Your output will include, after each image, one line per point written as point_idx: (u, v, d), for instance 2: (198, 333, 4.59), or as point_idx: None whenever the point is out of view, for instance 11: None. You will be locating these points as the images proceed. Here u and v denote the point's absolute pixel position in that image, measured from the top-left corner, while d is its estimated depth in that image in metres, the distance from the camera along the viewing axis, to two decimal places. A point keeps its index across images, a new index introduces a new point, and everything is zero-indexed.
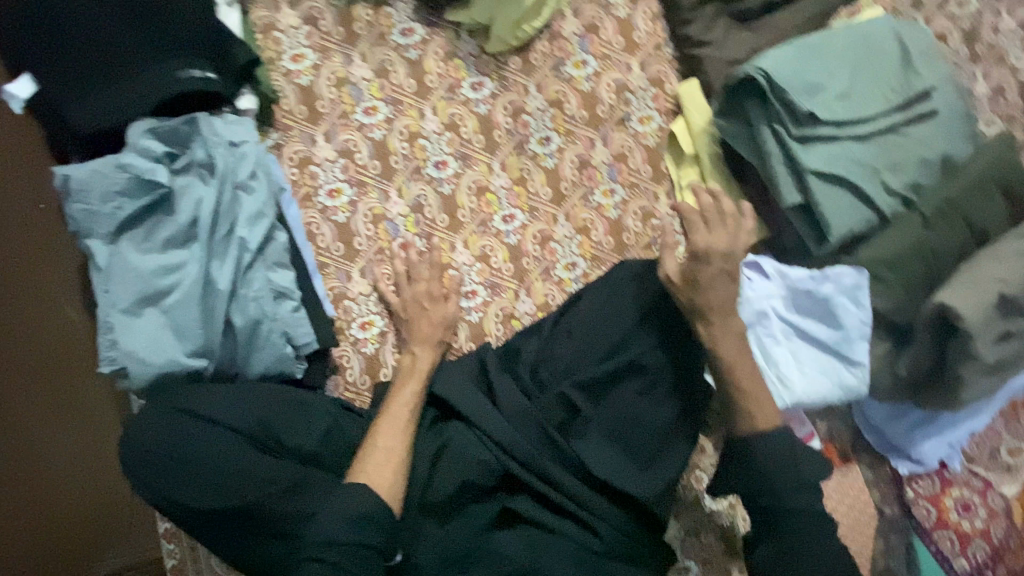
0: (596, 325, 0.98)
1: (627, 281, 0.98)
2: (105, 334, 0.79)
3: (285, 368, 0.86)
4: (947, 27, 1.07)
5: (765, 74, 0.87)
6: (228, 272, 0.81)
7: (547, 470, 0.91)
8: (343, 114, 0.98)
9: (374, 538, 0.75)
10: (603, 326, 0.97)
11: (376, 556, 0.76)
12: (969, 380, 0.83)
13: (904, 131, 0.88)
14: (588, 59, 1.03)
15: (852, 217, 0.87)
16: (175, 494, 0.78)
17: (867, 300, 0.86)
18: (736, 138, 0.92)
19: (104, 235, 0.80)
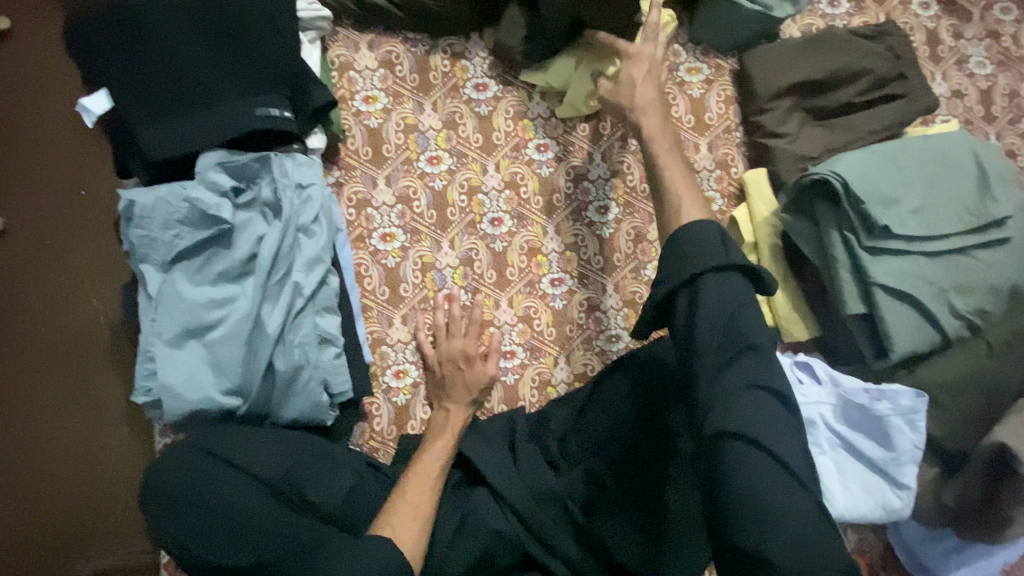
0: (624, 400, 0.89)
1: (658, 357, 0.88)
2: (146, 362, 0.78)
3: (318, 416, 0.84)
4: (1021, 146, 1.06)
5: (840, 180, 0.86)
6: (279, 315, 0.80)
7: (566, 553, 0.87)
8: (407, 160, 0.98)
9: None
10: (630, 401, 0.88)
11: None
12: (1021, 524, 0.80)
13: (974, 255, 0.86)
14: None
15: (915, 335, 0.84)
16: (190, 542, 0.74)
17: (922, 426, 0.83)
18: (802, 237, 0.91)
19: (158, 263, 0.79)
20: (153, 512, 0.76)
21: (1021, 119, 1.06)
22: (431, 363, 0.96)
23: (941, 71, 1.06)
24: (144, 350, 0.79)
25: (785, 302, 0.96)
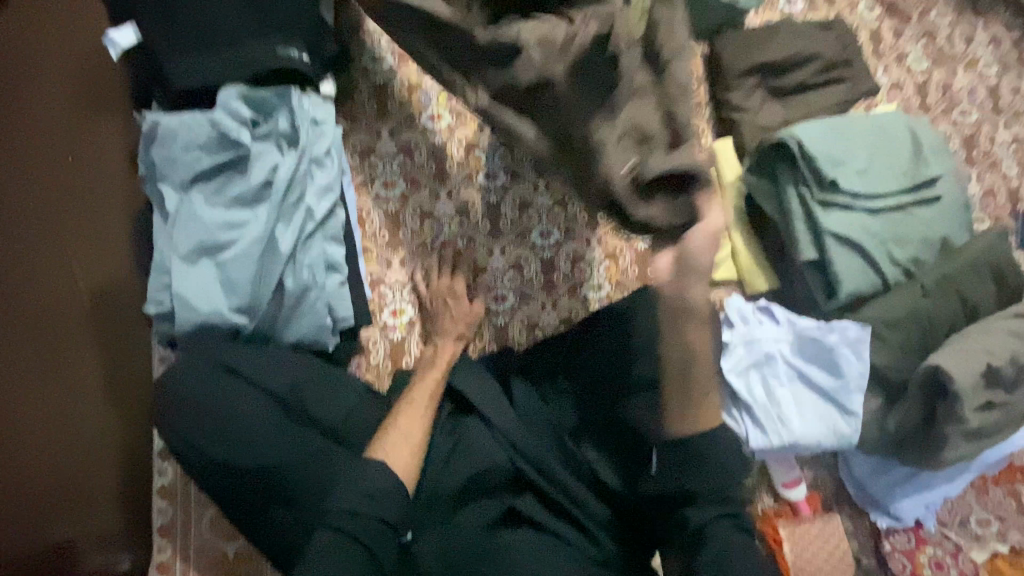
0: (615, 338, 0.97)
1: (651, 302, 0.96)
2: (161, 275, 0.83)
3: (321, 339, 0.89)
4: (952, 131, 1.22)
5: (797, 142, 0.98)
6: (291, 236, 0.85)
7: (556, 476, 0.89)
8: (410, 116, 1.06)
9: (389, 513, 0.74)
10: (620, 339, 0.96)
11: (389, 533, 0.74)
12: (952, 442, 0.90)
13: (910, 212, 0.99)
14: None
15: (859, 278, 0.97)
16: (198, 442, 0.79)
17: (866, 354, 0.95)
18: (764, 194, 1.03)
19: (177, 184, 0.84)
20: (165, 418, 0.81)
21: (952, 108, 1.23)
22: (426, 302, 1.02)
23: (883, 65, 1.22)
24: (159, 265, 0.83)
25: (748, 256, 1.07)
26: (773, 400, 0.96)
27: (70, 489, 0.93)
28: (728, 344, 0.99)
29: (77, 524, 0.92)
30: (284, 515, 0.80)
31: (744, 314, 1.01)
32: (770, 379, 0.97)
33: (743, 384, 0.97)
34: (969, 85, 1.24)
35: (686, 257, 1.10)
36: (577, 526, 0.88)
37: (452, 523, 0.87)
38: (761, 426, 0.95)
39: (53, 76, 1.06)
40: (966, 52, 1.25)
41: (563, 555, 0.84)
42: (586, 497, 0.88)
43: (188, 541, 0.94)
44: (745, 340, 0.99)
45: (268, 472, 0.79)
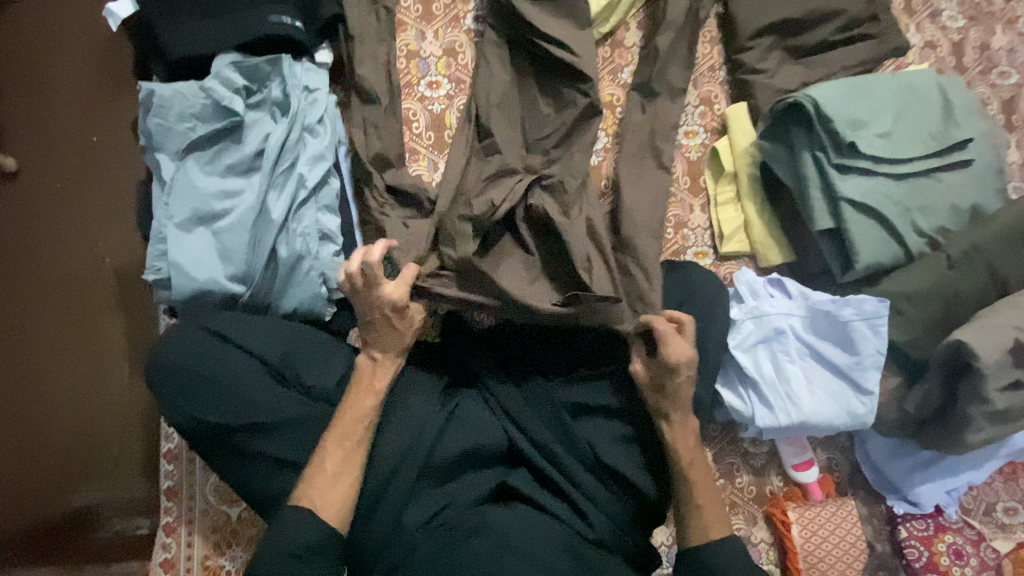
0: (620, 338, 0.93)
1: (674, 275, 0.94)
2: (158, 244, 0.84)
3: (317, 308, 0.89)
4: (989, 94, 1.12)
5: (813, 102, 0.93)
6: (283, 204, 0.85)
7: (552, 451, 0.86)
8: (408, 84, 1.01)
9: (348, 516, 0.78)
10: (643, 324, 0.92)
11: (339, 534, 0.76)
12: (975, 423, 0.85)
13: (936, 177, 0.93)
14: None
15: (878, 247, 0.91)
16: (192, 407, 0.80)
17: (884, 330, 0.90)
18: (778, 160, 0.97)
19: (173, 153, 0.86)
20: (159, 384, 0.81)
21: (990, 69, 1.13)
22: None
23: (915, 23, 1.13)
24: (157, 233, 0.84)
25: (761, 228, 1.01)
26: (781, 378, 0.92)
27: (97, 440, 1.18)
28: (735, 320, 0.94)
29: (103, 487, 1.16)
30: (276, 480, 0.81)
31: (752, 287, 0.96)
32: (779, 355, 0.93)
33: (749, 361, 0.92)
34: (1009, 44, 1.14)
35: (696, 229, 1.03)
36: (569, 504, 0.85)
37: (443, 493, 0.84)
38: (768, 406, 0.91)
39: (118, 97, 1.27)
40: (1006, 10, 1.15)
41: (551, 534, 0.80)
42: (582, 475, 0.85)
43: (194, 504, 0.97)
44: (754, 315, 0.94)
45: (260, 438, 0.80)
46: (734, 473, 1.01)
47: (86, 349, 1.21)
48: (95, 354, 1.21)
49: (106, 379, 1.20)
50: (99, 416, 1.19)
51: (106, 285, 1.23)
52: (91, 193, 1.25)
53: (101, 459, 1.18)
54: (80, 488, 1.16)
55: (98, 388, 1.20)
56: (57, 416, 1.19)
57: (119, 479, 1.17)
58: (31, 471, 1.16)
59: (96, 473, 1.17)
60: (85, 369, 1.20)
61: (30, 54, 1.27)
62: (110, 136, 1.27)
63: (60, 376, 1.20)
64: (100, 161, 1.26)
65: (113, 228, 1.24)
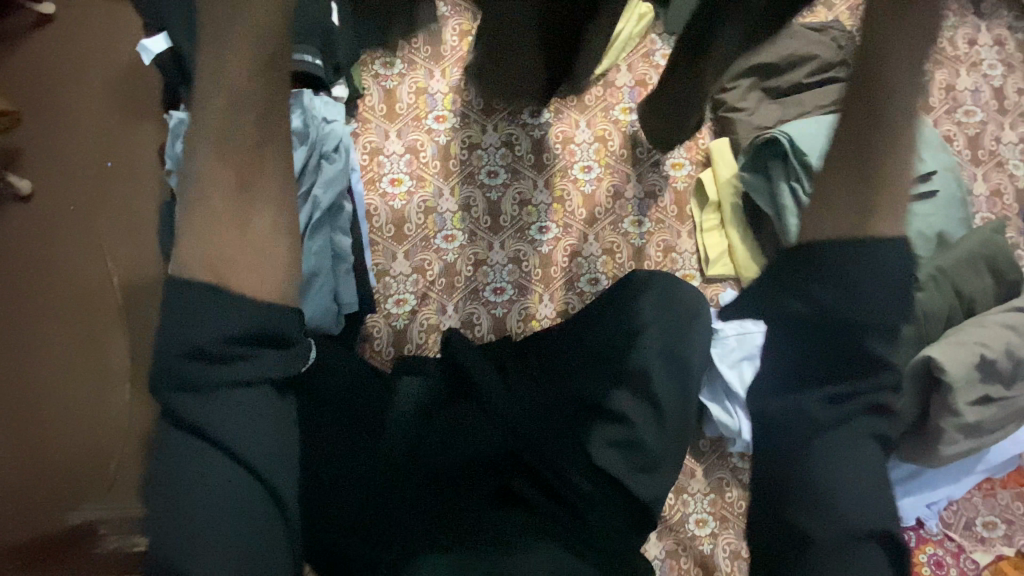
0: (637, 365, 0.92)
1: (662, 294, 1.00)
2: None
3: (327, 323, 0.96)
4: (955, 131, 1.22)
5: (788, 138, 1.01)
6: (299, 224, 0.92)
7: (545, 453, 0.87)
8: (416, 117, 1.12)
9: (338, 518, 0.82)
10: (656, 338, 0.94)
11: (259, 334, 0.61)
12: (948, 434, 0.90)
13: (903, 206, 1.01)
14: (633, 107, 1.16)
15: None
16: None
17: None
18: (758, 190, 1.05)
19: None
20: None
21: (955, 109, 1.23)
22: (431, 292, 1.08)
23: None
24: None
25: (743, 252, 1.08)
26: None
27: (99, 456, 1.21)
28: (720, 338, 1.01)
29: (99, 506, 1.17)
30: None
31: (736, 306, 1.04)
32: None
33: (734, 377, 0.98)
34: (973, 85, 1.25)
35: (683, 254, 1.11)
36: (569, 510, 0.85)
37: (441, 498, 0.85)
38: (753, 419, 0.97)
39: (142, 123, 1.35)
40: (969, 55, 1.26)
41: (546, 536, 0.80)
42: (579, 478, 0.85)
43: None
44: (737, 333, 1.01)
45: None
46: (724, 487, 1.06)
47: (91, 369, 1.25)
48: (100, 373, 1.25)
49: (108, 396, 1.23)
50: (106, 432, 1.22)
51: (113, 304, 1.28)
52: (108, 213, 1.32)
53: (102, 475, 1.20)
54: (80, 506, 1.18)
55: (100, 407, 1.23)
56: (67, 430, 1.22)
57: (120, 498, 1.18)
58: (33, 488, 1.18)
59: (93, 493, 1.19)
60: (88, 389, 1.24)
61: (64, 87, 1.37)
62: (129, 161, 1.34)
63: (68, 396, 1.23)
64: (118, 183, 1.33)
65: (130, 246, 1.30)
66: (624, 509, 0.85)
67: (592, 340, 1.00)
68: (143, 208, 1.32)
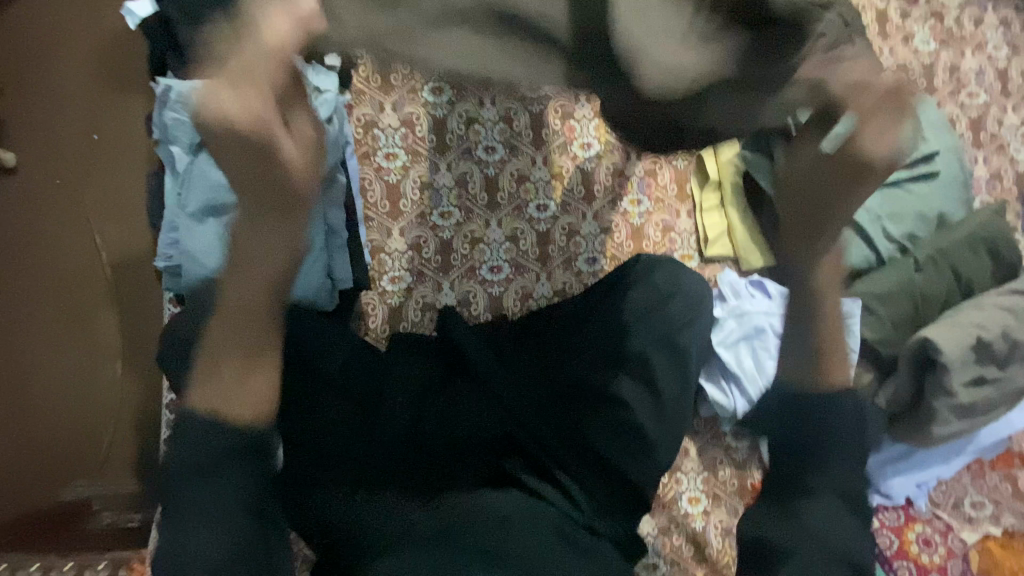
0: (640, 352, 0.93)
1: (664, 280, 0.97)
2: (170, 232, 0.88)
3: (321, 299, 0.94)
4: (958, 112, 1.21)
5: None
6: None
7: (541, 435, 0.90)
8: (412, 90, 1.09)
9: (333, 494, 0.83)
10: (658, 325, 0.95)
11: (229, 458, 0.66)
12: (941, 415, 0.90)
13: (905, 187, 1.00)
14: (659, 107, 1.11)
15: (852, 251, 0.97)
16: None
17: (860, 330, 0.93)
18: (760, 169, 1.04)
19: (186, 145, 0.90)
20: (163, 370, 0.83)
21: (959, 90, 1.21)
22: (427, 270, 1.06)
23: (888, 46, 1.21)
24: (169, 222, 0.89)
25: (743, 232, 1.08)
26: (761, 375, 0.98)
27: (88, 436, 1.20)
28: (718, 318, 1.01)
29: (93, 483, 1.17)
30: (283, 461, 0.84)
31: (734, 286, 1.03)
32: (759, 351, 0.98)
33: (731, 357, 0.99)
34: (977, 67, 1.23)
35: (682, 233, 1.10)
36: (561, 489, 0.88)
37: (439, 479, 0.87)
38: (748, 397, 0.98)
39: (128, 92, 1.31)
40: (975, 34, 1.24)
41: (541, 514, 0.84)
42: (573, 461, 0.89)
43: None
44: (736, 314, 1.00)
45: None
46: (717, 466, 1.07)
47: (78, 345, 1.23)
48: (88, 350, 1.23)
49: (97, 373, 1.22)
50: (96, 409, 1.21)
51: (101, 278, 1.26)
52: (95, 187, 1.28)
53: (92, 454, 1.19)
54: (70, 484, 1.17)
55: (87, 386, 1.21)
56: (55, 405, 1.20)
57: (115, 475, 1.17)
58: (23, 467, 1.17)
59: (83, 472, 1.18)
60: (76, 365, 1.22)
61: (44, 53, 1.32)
62: (116, 135, 1.30)
63: (55, 373, 1.21)
64: (106, 156, 1.30)
65: (117, 218, 1.28)
66: (611, 489, 0.89)
67: (595, 325, 0.97)
68: (131, 180, 1.29)
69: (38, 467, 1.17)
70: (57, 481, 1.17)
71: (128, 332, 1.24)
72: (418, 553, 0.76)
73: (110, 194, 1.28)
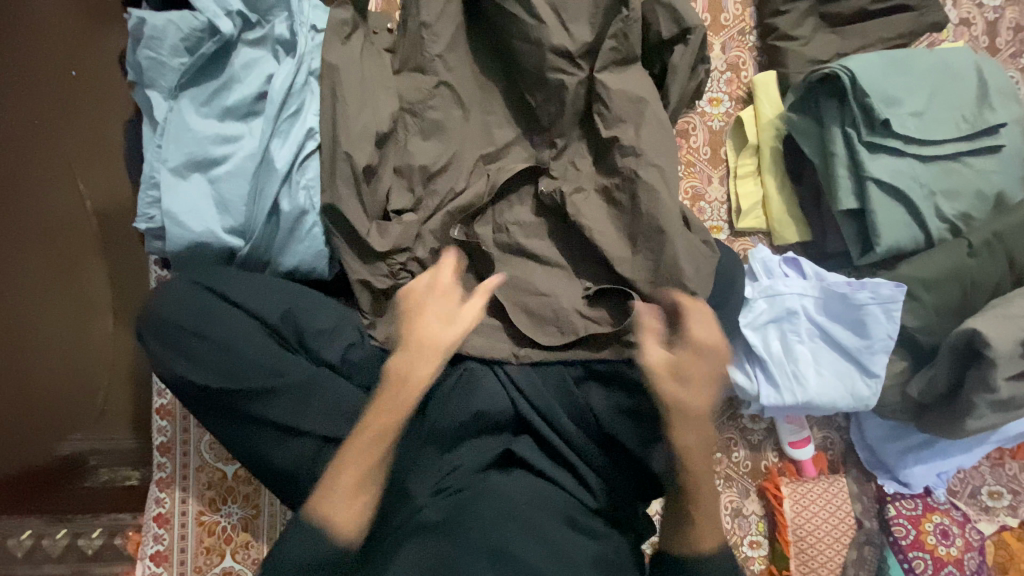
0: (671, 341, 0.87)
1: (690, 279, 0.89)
2: (149, 189, 0.78)
3: (318, 267, 0.83)
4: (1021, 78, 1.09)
5: (850, 75, 0.89)
6: (287, 153, 0.79)
7: (557, 421, 0.84)
8: None
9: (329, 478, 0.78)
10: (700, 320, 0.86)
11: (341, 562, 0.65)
12: (979, 410, 0.85)
13: (965, 161, 0.91)
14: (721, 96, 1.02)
15: (901, 231, 0.89)
16: (183, 366, 0.76)
17: (898, 315, 0.89)
18: (806, 135, 0.94)
19: (165, 90, 0.79)
20: (155, 341, 0.78)
21: None
22: None
23: None
24: (149, 177, 0.78)
25: (780, 204, 0.99)
26: (790, 359, 0.91)
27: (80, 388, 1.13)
28: (748, 299, 0.93)
29: (92, 437, 1.11)
30: (275, 446, 0.77)
31: (767, 266, 0.95)
32: (789, 334, 0.92)
33: (758, 340, 0.92)
34: None
35: (712, 202, 1.01)
36: (574, 475, 0.85)
37: (448, 460, 0.83)
38: (774, 384, 0.91)
39: (102, 26, 1.18)
40: None
41: (553, 503, 0.79)
42: (585, 446, 0.84)
43: (188, 460, 0.95)
44: (767, 294, 0.93)
45: (242, 398, 0.76)
46: (732, 447, 1.03)
47: (67, 297, 1.15)
48: (76, 303, 1.15)
49: (87, 327, 1.15)
50: (89, 363, 1.13)
51: (84, 227, 1.16)
52: (73, 130, 1.17)
53: (89, 409, 1.12)
54: (71, 435, 1.11)
55: (79, 340, 1.14)
56: (44, 357, 1.13)
57: (110, 431, 1.11)
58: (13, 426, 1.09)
59: (79, 426, 1.11)
60: (64, 318, 1.14)
61: None
62: (95, 73, 1.18)
63: (40, 327, 1.14)
64: (83, 94, 1.18)
65: (94, 165, 1.17)
66: (627, 475, 0.86)
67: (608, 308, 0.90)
68: (109, 122, 1.18)
69: (31, 425, 1.10)
70: (55, 434, 1.10)
71: (118, 286, 1.16)
72: (424, 551, 0.72)
73: (86, 138, 1.17)
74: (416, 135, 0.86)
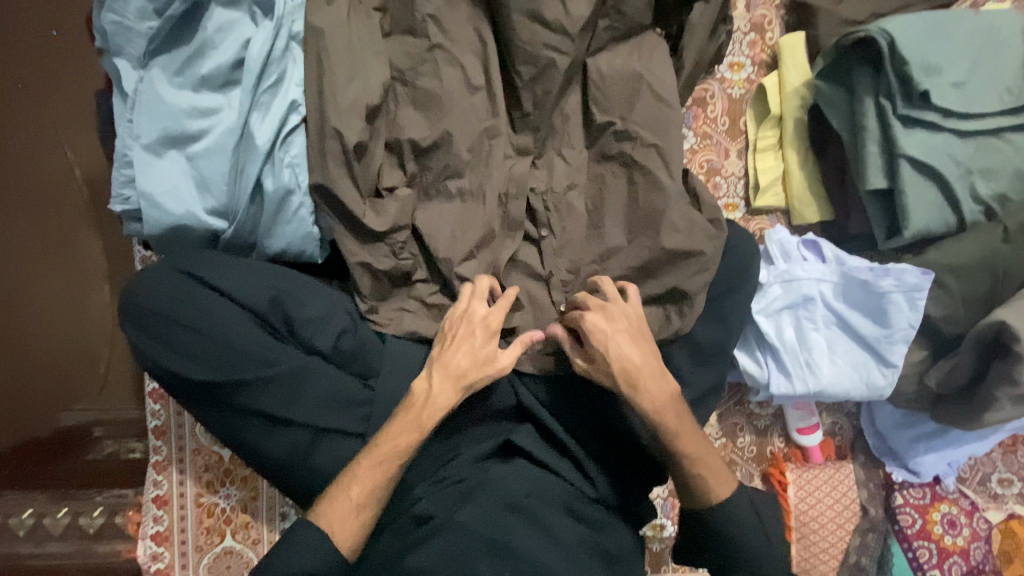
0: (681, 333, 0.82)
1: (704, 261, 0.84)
2: (123, 167, 0.73)
3: (307, 250, 0.78)
4: None
5: (888, 38, 0.80)
6: (269, 128, 0.73)
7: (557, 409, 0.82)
8: None
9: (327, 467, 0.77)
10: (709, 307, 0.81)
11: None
12: (1001, 405, 0.81)
13: (1007, 137, 0.83)
14: (743, 61, 0.94)
15: (932, 214, 0.83)
16: (170, 357, 0.73)
17: (922, 304, 0.84)
18: (835, 105, 0.86)
19: (135, 58, 0.73)
20: (137, 331, 0.74)
21: None
22: None
23: None
24: (122, 155, 0.73)
25: (802, 180, 0.92)
26: (803, 347, 0.87)
27: (82, 358, 1.11)
28: (763, 283, 0.88)
29: (93, 407, 1.09)
30: (270, 435, 0.76)
31: (785, 248, 0.89)
32: (805, 322, 0.87)
33: (772, 327, 0.87)
34: None
35: (728, 178, 0.94)
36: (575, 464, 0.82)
37: (447, 448, 0.82)
38: (786, 373, 0.87)
39: None
40: None
41: (553, 492, 0.77)
42: (586, 436, 0.82)
43: (185, 443, 0.94)
44: (783, 279, 0.87)
45: (233, 388, 0.74)
46: (737, 433, 1.00)
47: (61, 269, 1.12)
48: (70, 275, 1.12)
49: (85, 298, 1.12)
50: (89, 334, 1.12)
51: (73, 197, 1.12)
52: (50, 96, 1.10)
53: (90, 380, 1.10)
54: (72, 407, 1.09)
55: (75, 312, 1.12)
56: (44, 328, 1.11)
57: (111, 401, 1.09)
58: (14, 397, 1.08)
59: (80, 397, 1.10)
60: (59, 290, 1.12)
61: None
62: (68, 32, 1.10)
63: (35, 300, 1.11)
64: (57, 56, 1.10)
65: (75, 132, 1.11)
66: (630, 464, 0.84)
67: None
68: (87, 86, 1.11)
69: (33, 397, 1.09)
70: (57, 406, 1.09)
71: (113, 255, 1.12)
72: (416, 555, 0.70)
73: (64, 103, 1.11)
74: (407, 105, 0.78)
